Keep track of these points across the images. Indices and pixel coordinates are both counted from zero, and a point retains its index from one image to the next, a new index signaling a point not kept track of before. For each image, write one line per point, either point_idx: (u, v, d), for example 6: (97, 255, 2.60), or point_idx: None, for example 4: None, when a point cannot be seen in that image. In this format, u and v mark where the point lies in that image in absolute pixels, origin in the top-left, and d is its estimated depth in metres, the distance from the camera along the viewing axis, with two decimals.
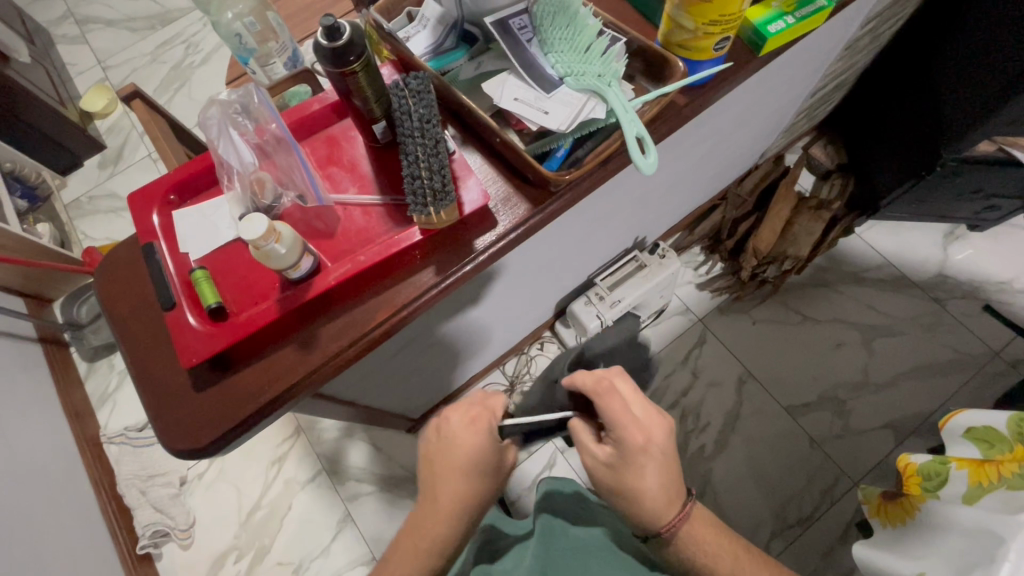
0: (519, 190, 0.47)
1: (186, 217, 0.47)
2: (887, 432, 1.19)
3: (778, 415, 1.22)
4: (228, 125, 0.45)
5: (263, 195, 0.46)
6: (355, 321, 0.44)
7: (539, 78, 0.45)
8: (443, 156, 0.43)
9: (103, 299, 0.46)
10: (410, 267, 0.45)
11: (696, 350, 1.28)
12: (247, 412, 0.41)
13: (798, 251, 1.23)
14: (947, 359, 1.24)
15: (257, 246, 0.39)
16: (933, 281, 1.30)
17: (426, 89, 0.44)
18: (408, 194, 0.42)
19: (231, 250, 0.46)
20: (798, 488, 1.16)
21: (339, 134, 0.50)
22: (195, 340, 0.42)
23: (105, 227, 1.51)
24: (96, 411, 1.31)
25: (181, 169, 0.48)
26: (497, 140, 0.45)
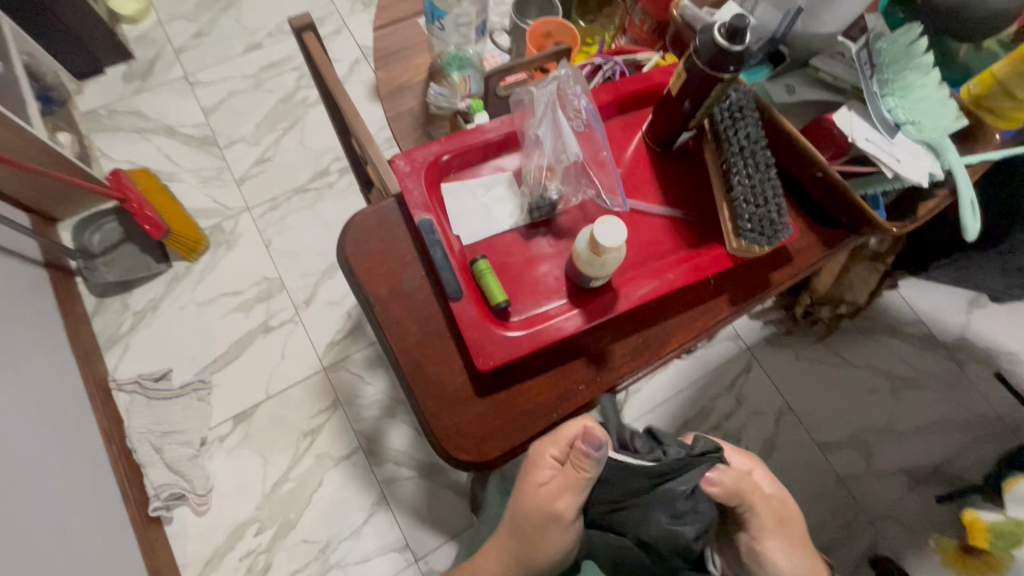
0: (801, 233, 0.62)
1: (459, 192, 0.61)
2: (903, 477, 1.27)
3: (810, 449, 1.28)
4: (551, 108, 0.60)
5: (550, 181, 0.60)
6: (648, 343, 0.58)
7: (883, 123, 0.58)
8: (775, 185, 0.54)
9: (374, 293, 0.57)
10: (698, 294, 0.60)
11: (742, 377, 1.32)
12: (535, 417, 0.55)
13: (853, 298, 1.30)
14: (960, 417, 1.33)
15: (604, 253, 0.52)
16: (955, 342, 1.39)
17: (748, 107, 0.55)
18: (751, 220, 0.54)
19: (505, 238, 0.60)
20: (821, 520, 1.22)
21: (615, 144, 0.65)
22: (490, 347, 0.54)
23: (129, 150, 1.36)
24: (104, 354, 1.19)
25: (461, 149, 0.61)
26: (815, 173, 0.57)
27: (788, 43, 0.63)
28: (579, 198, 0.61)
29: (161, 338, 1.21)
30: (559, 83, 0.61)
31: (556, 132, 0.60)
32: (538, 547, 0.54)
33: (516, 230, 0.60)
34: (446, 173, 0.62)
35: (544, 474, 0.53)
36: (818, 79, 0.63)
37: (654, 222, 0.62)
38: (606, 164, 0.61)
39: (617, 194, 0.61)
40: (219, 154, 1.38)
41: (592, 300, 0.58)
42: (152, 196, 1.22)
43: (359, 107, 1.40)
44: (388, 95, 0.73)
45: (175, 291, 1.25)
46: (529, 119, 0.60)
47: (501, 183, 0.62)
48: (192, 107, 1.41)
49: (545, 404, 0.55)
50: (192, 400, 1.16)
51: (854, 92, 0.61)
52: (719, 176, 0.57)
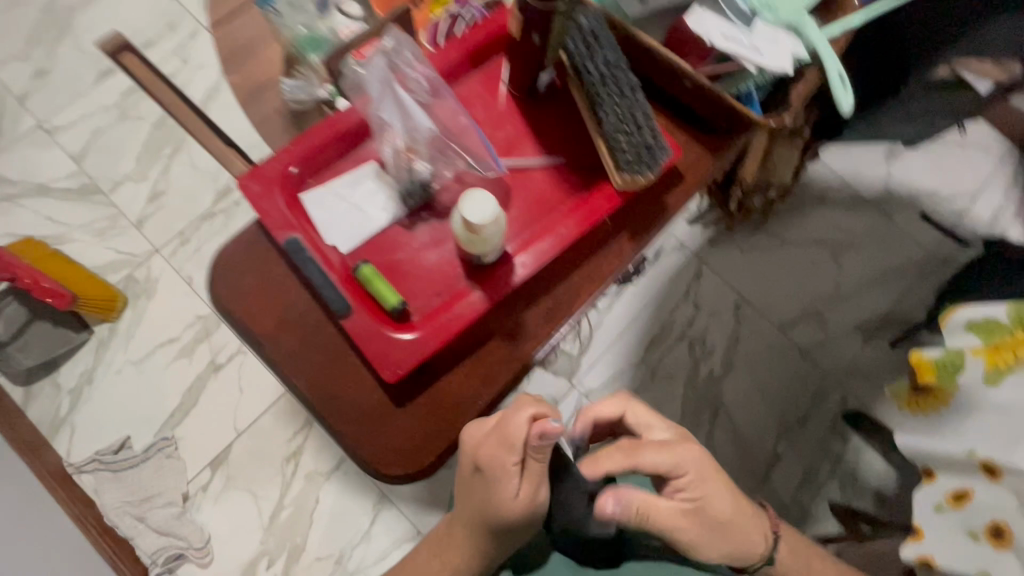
0: (687, 146, 0.65)
1: (322, 199, 0.63)
2: (857, 333, 1.35)
3: (771, 332, 1.34)
4: (386, 87, 0.61)
5: (415, 160, 0.62)
6: (555, 303, 0.62)
7: (737, 15, 0.60)
8: (642, 108, 0.56)
9: (261, 344, 0.60)
10: (596, 241, 0.63)
11: (694, 283, 1.35)
12: (461, 396, 0.59)
13: (780, 179, 1.29)
14: (898, 266, 1.40)
15: (479, 230, 0.54)
16: (880, 197, 1.45)
17: (600, 30, 0.54)
18: (627, 146, 0.56)
19: (386, 235, 0.63)
20: (794, 394, 1.30)
21: (474, 105, 0.67)
22: (396, 348, 0.57)
23: (4, 222, 1.23)
24: (52, 441, 1.12)
25: (309, 155, 0.63)
26: (687, 84, 0.60)
27: None
28: (451, 171, 0.63)
29: (107, 408, 1.15)
30: (389, 57, 0.62)
31: (405, 110, 0.61)
32: (484, 496, 0.55)
33: (396, 224, 0.63)
34: (301, 183, 0.64)
35: (486, 438, 0.54)
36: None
37: (531, 186, 0.65)
38: (463, 137, 0.63)
39: (489, 160, 0.62)
40: (106, 200, 1.27)
41: (490, 277, 0.62)
42: (47, 264, 1.14)
43: (239, 112, 1.29)
44: (247, 102, 0.70)
45: (107, 357, 1.18)
46: (369, 103, 0.61)
47: (365, 177, 0.64)
48: (58, 157, 1.28)
49: (472, 387, 0.60)
50: (160, 460, 1.12)
51: None
52: (587, 115, 0.57)
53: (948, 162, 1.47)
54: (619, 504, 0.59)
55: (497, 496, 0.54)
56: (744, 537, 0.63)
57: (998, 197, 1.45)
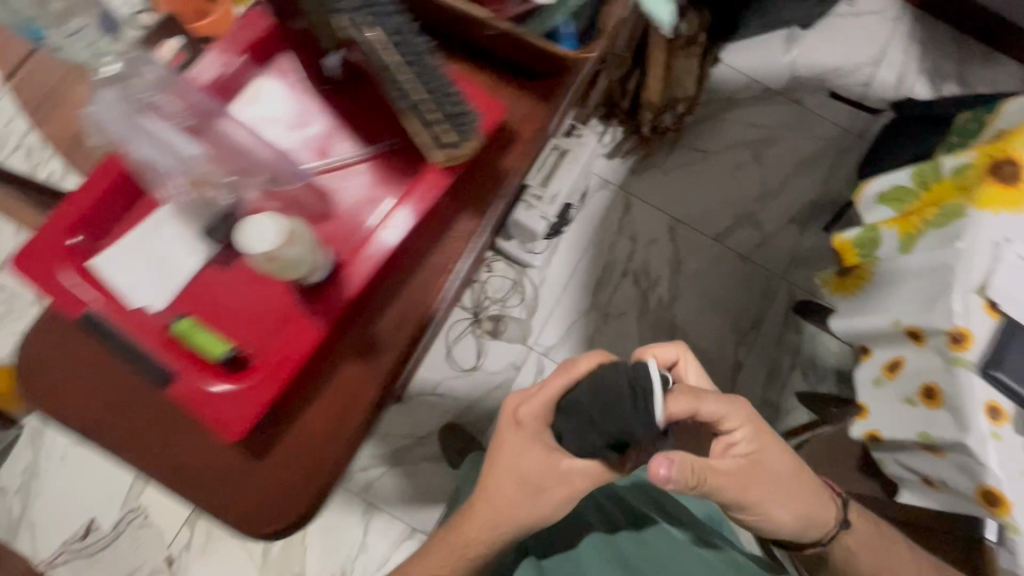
0: (513, 106, 0.68)
1: (114, 262, 0.60)
2: (792, 226, 1.37)
3: (710, 246, 1.34)
4: (132, 121, 0.54)
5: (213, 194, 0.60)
6: (395, 312, 0.66)
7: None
8: (435, 79, 0.55)
9: (110, 436, 0.63)
10: (421, 244, 0.67)
11: (626, 217, 1.33)
12: (320, 425, 0.63)
13: (686, 92, 1.28)
14: (817, 150, 1.41)
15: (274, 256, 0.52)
16: (788, 85, 1.44)
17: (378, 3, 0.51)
18: (437, 126, 0.56)
19: (203, 276, 0.63)
20: (744, 300, 1.32)
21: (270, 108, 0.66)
22: (237, 402, 0.59)
23: None
24: (15, 543, 1.08)
25: (84, 214, 0.61)
26: (490, 35, 0.61)
27: None
28: (257, 193, 0.62)
29: (63, 496, 1.10)
30: (124, 88, 0.55)
31: (179, 146, 0.57)
32: (530, 456, 0.58)
33: (212, 266, 0.63)
34: (91, 249, 0.62)
35: (533, 402, 0.60)
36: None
37: (342, 202, 0.65)
38: (251, 163, 0.62)
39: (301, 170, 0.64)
40: None
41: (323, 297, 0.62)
42: None
43: None
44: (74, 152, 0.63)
45: (45, 445, 1.12)
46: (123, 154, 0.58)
47: (159, 222, 0.62)
48: None
49: (329, 414, 0.63)
50: (134, 531, 1.09)
51: None
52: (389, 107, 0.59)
53: (845, 34, 1.46)
54: (671, 468, 0.51)
55: (533, 450, 0.58)
56: (806, 501, 0.63)
57: (899, 58, 1.45)
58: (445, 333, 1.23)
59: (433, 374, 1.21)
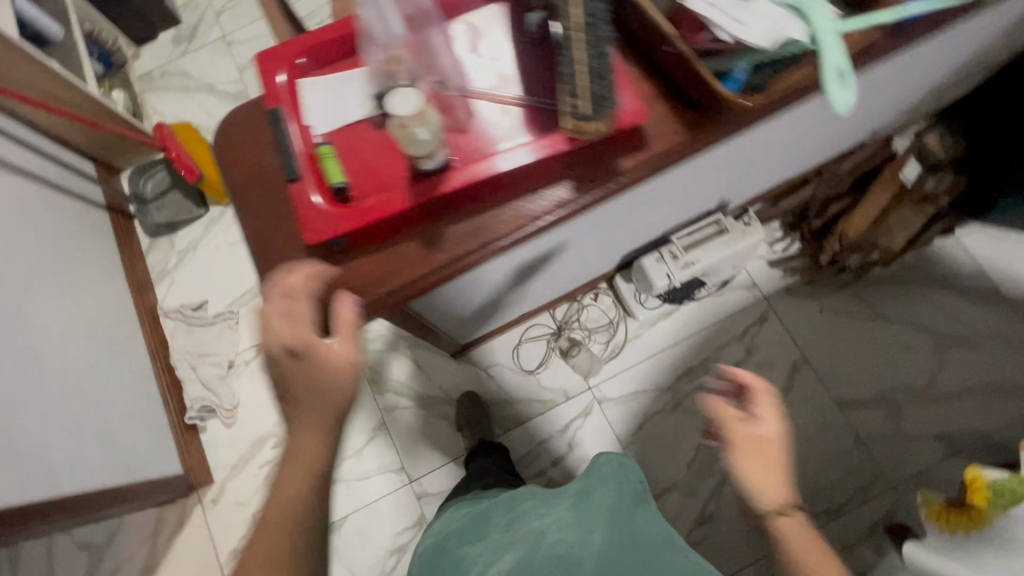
0: (657, 121, 0.61)
1: (312, 90, 0.63)
2: (937, 443, 1.15)
3: (827, 407, 1.19)
4: None
5: (399, 73, 0.59)
6: (481, 224, 0.60)
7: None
8: (599, 61, 0.53)
9: (232, 155, 0.68)
10: (540, 175, 0.61)
11: (754, 327, 1.24)
12: (372, 290, 0.59)
13: (889, 243, 1.15)
14: (1018, 381, 1.17)
15: (403, 125, 0.53)
16: (1023, 300, 1.21)
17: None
18: (571, 100, 0.53)
19: (357, 129, 0.62)
20: (833, 481, 1.15)
21: (485, 27, 0.64)
22: (323, 220, 0.58)
23: (174, 104, 1.49)
24: (155, 286, 1.36)
25: (312, 39, 0.63)
26: (665, 49, 0.57)
27: None
28: (425, 85, 0.58)
29: (199, 273, 1.36)
30: None
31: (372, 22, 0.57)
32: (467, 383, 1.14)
33: (368, 120, 0.61)
34: (302, 74, 0.64)
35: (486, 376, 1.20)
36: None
37: (496, 108, 0.61)
38: (438, 67, 0.60)
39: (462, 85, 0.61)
40: None
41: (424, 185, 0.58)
42: (189, 144, 1.36)
43: None
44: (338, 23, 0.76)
45: (212, 232, 1.38)
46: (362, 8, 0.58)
47: (356, 79, 0.63)
48: (228, 62, 1.53)
49: (387, 267, 0.60)
50: (224, 328, 1.30)
51: None
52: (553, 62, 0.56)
53: None
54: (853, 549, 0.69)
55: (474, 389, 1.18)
56: None
57: None
58: (525, 328, 1.26)
59: (492, 359, 1.24)
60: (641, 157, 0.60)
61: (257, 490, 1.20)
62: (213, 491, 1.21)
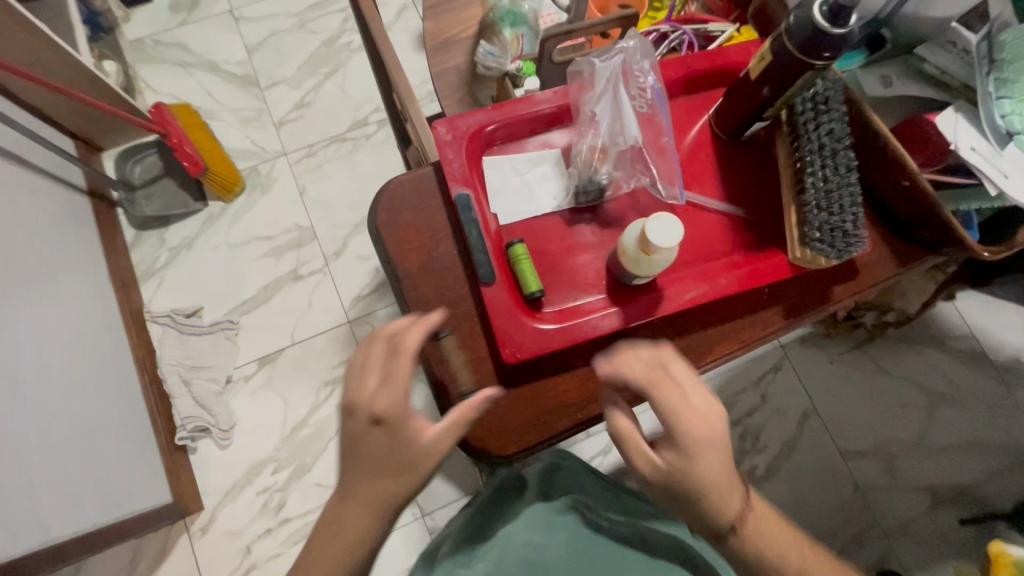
0: (873, 245, 0.58)
1: (502, 167, 0.59)
2: (925, 494, 1.23)
3: (831, 456, 1.24)
4: (612, 85, 0.56)
5: (602, 164, 0.57)
6: (688, 347, 0.56)
7: (995, 133, 0.51)
8: (852, 193, 0.50)
9: (389, 228, 0.58)
10: (749, 301, 0.57)
11: (770, 374, 1.27)
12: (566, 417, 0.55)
13: (905, 306, 1.16)
14: (998, 440, 1.26)
15: (649, 252, 0.49)
16: (1007, 364, 1.30)
17: (835, 97, 0.51)
18: (824, 234, 0.50)
19: (548, 221, 0.58)
20: (833, 528, 1.20)
21: (696, 114, 0.61)
22: (524, 337, 0.54)
23: (171, 81, 1.36)
24: (141, 285, 1.22)
25: (504, 115, 0.58)
26: (902, 182, 0.52)
27: (892, 26, 0.57)
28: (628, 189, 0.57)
29: (193, 275, 1.24)
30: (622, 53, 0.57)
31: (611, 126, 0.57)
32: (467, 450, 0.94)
33: (560, 215, 0.58)
34: (488, 144, 0.60)
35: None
36: (924, 72, 0.56)
37: (703, 219, 0.59)
38: (649, 170, 0.57)
39: (674, 184, 0.56)
40: (260, 95, 1.38)
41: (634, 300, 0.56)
42: (190, 130, 1.22)
43: (402, 55, 1.38)
44: (434, 49, 0.69)
45: (210, 230, 1.27)
46: (587, 93, 0.57)
47: (548, 161, 0.60)
48: (236, 42, 1.41)
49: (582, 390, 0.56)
50: (220, 339, 1.20)
51: (962, 91, 0.54)
52: (787, 179, 0.54)
53: None
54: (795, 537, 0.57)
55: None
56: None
57: None
58: None
59: None
60: (854, 288, 0.57)
61: (253, 518, 1.11)
62: (202, 519, 1.11)
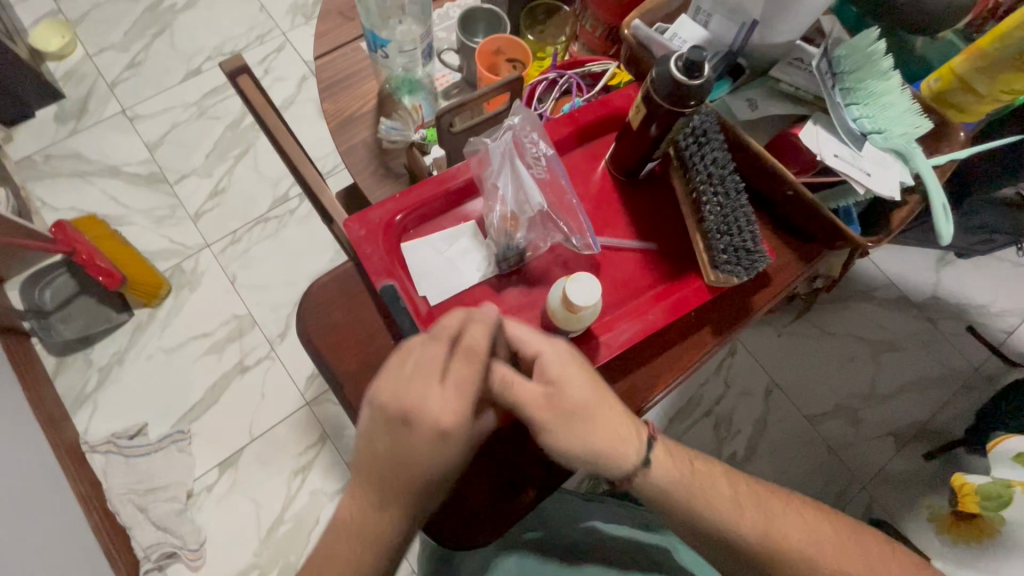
0: (778, 250, 0.62)
1: (420, 250, 0.60)
2: (890, 439, 1.30)
3: (799, 424, 1.30)
4: (508, 158, 0.59)
5: (516, 230, 0.59)
6: (634, 387, 0.57)
7: (850, 136, 0.55)
8: (747, 214, 0.54)
9: (318, 333, 0.60)
10: (682, 328, 0.59)
11: (727, 360, 1.33)
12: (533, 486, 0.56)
13: (829, 270, 1.21)
14: (937, 373, 1.36)
15: (578, 310, 0.52)
16: (927, 302, 1.41)
17: (710, 133, 0.55)
18: (727, 257, 0.54)
19: (476, 292, 0.59)
20: (817, 492, 1.25)
21: (593, 162, 0.64)
22: None
23: (70, 194, 1.31)
24: (73, 415, 1.14)
25: (412, 201, 0.60)
26: (787, 192, 0.56)
27: (745, 54, 0.60)
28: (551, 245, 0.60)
29: (130, 391, 1.17)
30: (516, 128, 0.60)
31: (515, 192, 0.59)
32: None
33: (487, 284, 0.59)
34: (403, 231, 0.61)
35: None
36: (779, 91, 0.59)
37: (621, 262, 0.61)
38: (562, 226, 0.60)
39: (586, 235, 0.59)
40: (169, 190, 1.33)
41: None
42: (105, 244, 1.17)
43: (309, 128, 1.40)
44: (337, 128, 0.69)
45: (141, 340, 1.20)
46: (488, 168, 0.59)
47: (466, 235, 0.61)
48: (134, 143, 1.37)
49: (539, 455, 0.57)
50: (172, 452, 1.12)
51: (816, 103, 0.58)
52: (688, 207, 0.57)
53: (998, 277, 1.43)
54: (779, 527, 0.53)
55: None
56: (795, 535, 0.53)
57: None
58: None
59: None
60: (775, 294, 0.60)
61: None
62: None
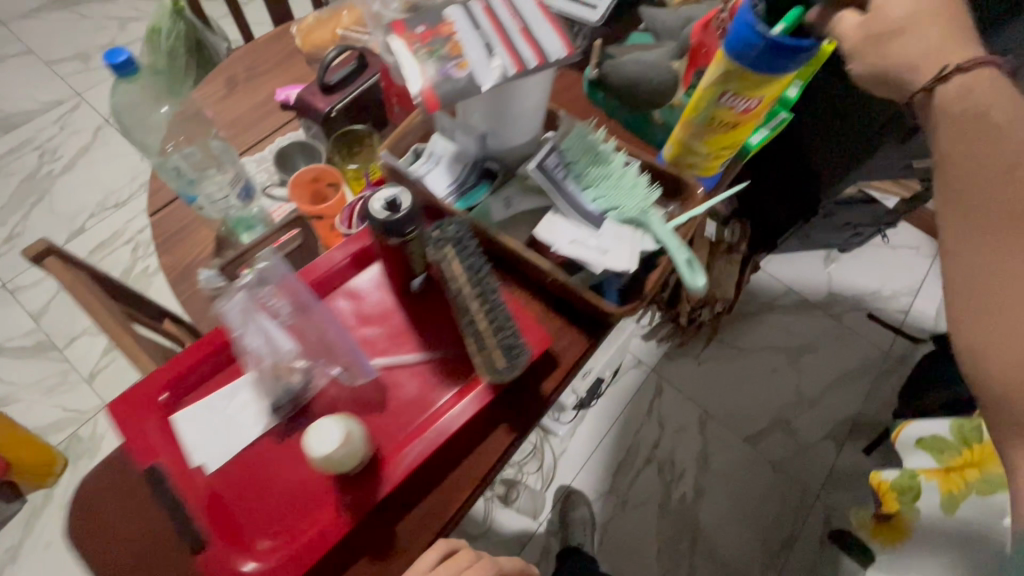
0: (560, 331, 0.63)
1: (188, 422, 0.55)
2: (829, 441, 1.32)
3: (739, 448, 1.30)
4: (249, 315, 0.55)
5: (289, 375, 0.56)
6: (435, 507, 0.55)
7: (587, 217, 0.57)
8: (502, 312, 0.54)
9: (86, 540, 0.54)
10: (475, 430, 0.58)
11: (656, 400, 1.33)
12: None
13: (725, 293, 1.25)
14: (854, 365, 1.41)
15: (332, 455, 0.49)
16: (827, 300, 1.48)
17: (465, 237, 0.55)
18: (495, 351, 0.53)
19: (255, 450, 0.55)
20: (775, 514, 1.24)
21: (363, 286, 0.64)
22: None
23: None
24: None
25: (174, 369, 0.57)
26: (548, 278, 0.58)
27: (492, 158, 0.63)
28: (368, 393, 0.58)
29: None
30: (254, 283, 0.56)
31: (273, 340, 0.55)
32: None
33: (267, 437, 0.56)
34: (171, 404, 0.57)
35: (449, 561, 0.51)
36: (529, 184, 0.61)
37: (404, 379, 0.59)
38: (335, 359, 0.58)
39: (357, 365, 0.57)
40: (59, 356, 1.28)
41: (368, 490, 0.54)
42: None
43: None
44: (174, 281, 0.69)
45: (38, 527, 1.11)
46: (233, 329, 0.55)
47: (243, 388, 0.58)
48: (18, 316, 1.32)
49: None
50: None
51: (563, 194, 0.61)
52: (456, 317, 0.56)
53: (880, 262, 1.53)
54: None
55: None
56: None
57: (937, 291, 1.48)
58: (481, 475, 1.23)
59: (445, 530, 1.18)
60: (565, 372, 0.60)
61: None
62: None
